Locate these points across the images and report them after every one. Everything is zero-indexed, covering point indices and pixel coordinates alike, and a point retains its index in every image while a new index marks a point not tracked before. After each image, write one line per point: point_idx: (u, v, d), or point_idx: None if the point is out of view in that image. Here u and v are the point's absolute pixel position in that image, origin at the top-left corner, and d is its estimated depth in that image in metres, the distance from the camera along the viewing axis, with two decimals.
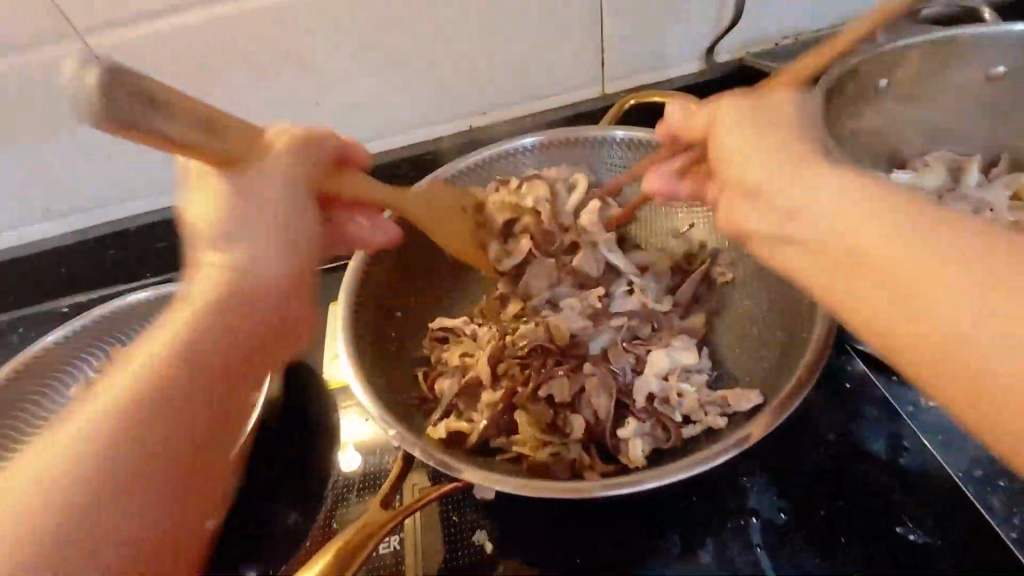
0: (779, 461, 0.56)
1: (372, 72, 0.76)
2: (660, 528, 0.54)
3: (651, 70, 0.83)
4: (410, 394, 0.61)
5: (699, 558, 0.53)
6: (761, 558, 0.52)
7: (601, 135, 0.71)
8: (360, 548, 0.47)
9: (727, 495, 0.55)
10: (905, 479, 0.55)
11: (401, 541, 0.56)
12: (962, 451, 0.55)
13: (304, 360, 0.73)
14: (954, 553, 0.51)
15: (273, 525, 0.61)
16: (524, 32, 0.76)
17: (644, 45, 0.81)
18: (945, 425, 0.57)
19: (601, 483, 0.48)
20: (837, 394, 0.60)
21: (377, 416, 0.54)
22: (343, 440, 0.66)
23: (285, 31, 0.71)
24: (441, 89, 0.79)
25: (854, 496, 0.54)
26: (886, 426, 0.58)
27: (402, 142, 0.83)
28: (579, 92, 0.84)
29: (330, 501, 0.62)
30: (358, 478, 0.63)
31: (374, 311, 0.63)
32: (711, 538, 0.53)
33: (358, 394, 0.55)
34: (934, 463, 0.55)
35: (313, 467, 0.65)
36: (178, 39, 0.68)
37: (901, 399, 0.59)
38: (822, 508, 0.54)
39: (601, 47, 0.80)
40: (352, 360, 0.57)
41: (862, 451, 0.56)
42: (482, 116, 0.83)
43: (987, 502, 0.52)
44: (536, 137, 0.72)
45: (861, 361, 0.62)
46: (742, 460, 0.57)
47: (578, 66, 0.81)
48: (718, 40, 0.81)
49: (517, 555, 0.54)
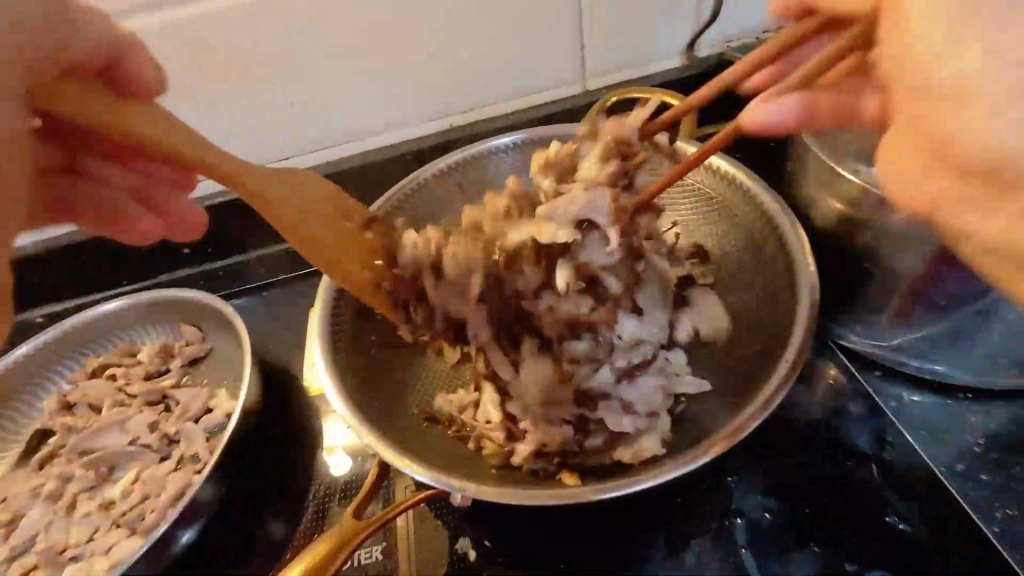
0: (764, 458, 0.56)
1: (346, 71, 0.74)
2: (646, 531, 0.54)
3: (631, 65, 0.82)
4: (389, 400, 0.60)
5: (684, 559, 0.52)
6: (746, 558, 0.52)
7: (580, 133, 0.71)
8: (333, 561, 0.46)
9: (712, 495, 0.55)
10: (888, 472, 0.55)
11: (383, 550, 0.55)
12: (946, 446, 0.55)
13: (286, 368, 0.72)
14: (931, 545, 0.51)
15: (255, 536, 0.60)
16: (502, 29, 0.75)
17: (625, 40, 0.80)
18: (927, 420, 0.57)
19: (583, 488, 0.47)
20: (822, 387, 0.60)
21: (355, 425, 0.52)
22: (326, 446, 0.65)
23: (250, 34, 0.69)
24: (419, 88, 0.78)
25: (834, 489, 0.54)
26: (870, 421, 0.58)
27: (381, 143, 0.82)
28: (562, 90, 0.83)
29: (312, 510, 0.61)
30: (341, 485, 0.62)
31: (351, 319, 0.62)
32: (698, 541, 0.53)
33: (334, 402, 0.54)
34: (917, 458, 0.55)
35: (294, 473, 0.64)
36: (151, 41, 0.67)
37: (883, 394, 0.59)
38: (806, 505, 0.54)
39: (580, 44, 0.79)
40: (331, 366, 0.56)
41: (845, 445, 0.56)
42: (461, 115, 0.81)
43: (970, 496, 0.52)
44: (516, 135, 0.71)
45: (844, 356, 0.62)
46: (728, 458, 0.56)
47: (557, 62, 0.80)
48: (698, 35, 0.80)
49: (497, 559, 0.53)
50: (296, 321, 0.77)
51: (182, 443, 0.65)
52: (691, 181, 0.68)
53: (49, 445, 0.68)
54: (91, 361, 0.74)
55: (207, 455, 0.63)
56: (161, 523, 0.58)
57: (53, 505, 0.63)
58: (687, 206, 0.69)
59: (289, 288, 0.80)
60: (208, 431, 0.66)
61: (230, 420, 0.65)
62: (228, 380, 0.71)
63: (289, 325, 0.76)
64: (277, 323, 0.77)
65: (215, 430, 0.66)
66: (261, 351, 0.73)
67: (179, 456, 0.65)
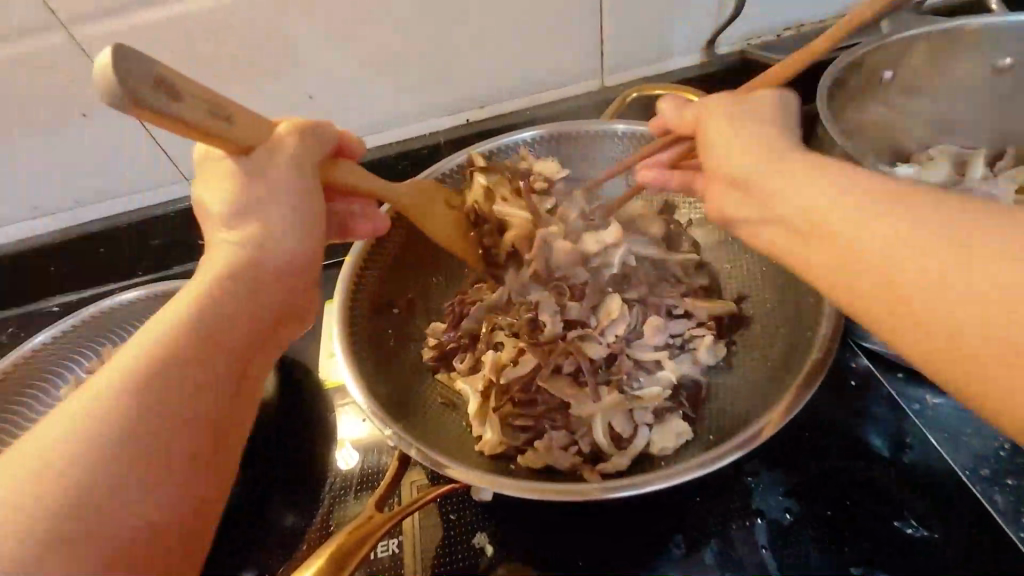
0: (785, 457, 0.56)
1: (364, 66, 0.74)
2: (664, 529, 0.53)
3: (649, 63, 0.82)
4: (408, 392, 0.60)
5: (702, 558, 0.52)
6: (766, 558, 0.51)
7: (601, 130, 0.70)
8: (354, 552, 0.46)
9: (731, 494, 0.54)
10: (910, 476, 0.54)
11: (399, 543, 0.55)
12: (968, 449, 0.54)
13: (300, 359, 0.72)
14: (957, 550, 0.50)
15: (270, 527, 0.60)
16: (521, 23, 0.74)
17: (643, 37, 0.79)
18: (951, 423, 0.56)
19: (603, 485, 0.47)
20: (842, 389, 0.60)
21: (373, 417, 0.52)
22: (341, 439, 0.65)
23: (268, 27, 0.69)
24: (435, 80, 0.77)
25: (854, 491, 0.54)
26: (891, 423, 0.57)
27: (397, 136, 0.82)
28: (580, 85, 0.82)
29: (326, 503, 0.61)
30: (356, 479, 0.62)
31: (369, 312, 0.62)
32: (717, 540, 0.53)
33: (354, 395, 0.54)
34: (939, 461, 0.54)
35: (310, 465, 0.64)
36: (171, 31, 0.67)
37: (906, 396, 0.58)
38: (825, 506, 0.53)
39: (598, 40, 0.78)
40: (350, 360, 0.56)
41: (866, 447, 0.56)
42: (477, 110, 0.81)
43: (993, 500, 0.52)
44: (535, 131, 0.71)
45: (865, 357, 0.61)
46: (748, 457, 0.56)
47: (575, 59, 0.79)
48: (718, 33, 0.79)
49: (512, 555, 0.53)
50: (311, 313, 0.77)
51: None
52: None
53: None
54: (107, 351, 0.74)
55: None
56: None
57: None
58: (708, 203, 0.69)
59: None
60: None
61: (245, 410, 0.65)
62: None
63: None
64: None
65: None
66: None
67: None
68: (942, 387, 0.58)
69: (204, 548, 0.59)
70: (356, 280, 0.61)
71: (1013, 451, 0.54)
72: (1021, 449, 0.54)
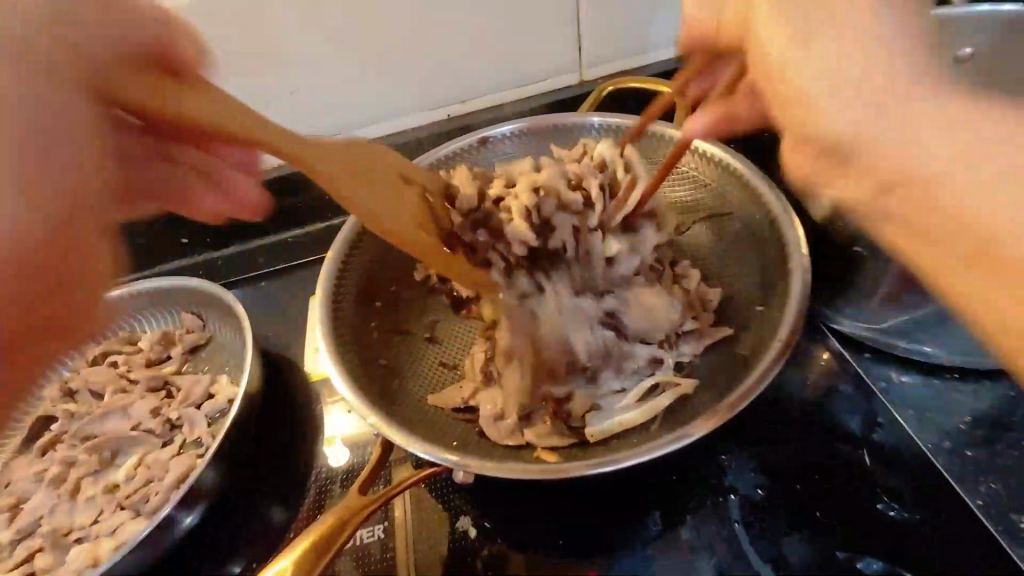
0: (756, 435, 0.58)
1: (346, 65, 0.75)
2: (642, 508, 0.55)
3: (627, 57, 0.83)
4: (395, 387, 0.60)
5: (678, 536, 0.53)
6: (739, 533, 0.53)
7: (579, 123, 0.72)
8: (338, 533, 0.47)
9: (706, 471, 0.56)
10: (877, 452, 0.56)
11: (385, 529, 0.56)
12: (932, 425, 0.56)
13: (285, 355, 0.73)
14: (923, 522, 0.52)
15: (255, 519, 0.61)
16: (500, 27, 0.76)
17: (621, 31, 0.80)
18: (916, 401, 0.58)
19: (582, 463, 0.48)
20: (814, 369, 0.62)
21: (357, 402, 0.53)
22: (328, 435, 0.66)
23: (249, 23, 0.69)
24: (420, 80, 0.78)
25: (824, 467, 0.55)
26: (861, 403, 0.59)
27: (382, 132, 0.82)
28: (559, 79, 0.83)
29: (314, 493, 0.62)
30: (342, 473, 0.63)
31: (355, 306, 0.62)
32: (692, 516, 0.54)
33: (336, 380, 0.55)
34: (905, 438, 0.56)
35: (296, 458, 0.65)
36: None
37: (873, 374, 0.61)
38: (795, 482, 0.55)
39: (575, 35, 0.79)
40: (334, 350, 0.57)
41: (837, 426, 0.58)
42: (457, 106, 0.82)
43: (956, 473, 0.53)
44: (515, 125, 0.72)
45: (835, 339, 0.63)
46: (723, 437, 0.58)
47: (554, 54, 0.80)
48: None
49: (495, 538, 0.54)
50: (297, 309, 0.77)
51: (184, 429, 0.66)
52: (685, 167, 0.69)
53: (51, 431, 0.68)
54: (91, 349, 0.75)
55: (209, 440, 0.64)
56: (164, 506, 0.59)
57: (54, 490, 0.63)
58: (682, 193, 0.70)
59: (288, 277, 0.81)
60: (210, 416, 0.67)
61: (231, 406, 0.65)
62: (229, 366, 0.72)
63: (293, 314, 0.77)
64: (279, 312, 0.77)
65: (217, 416, 0.67)
66: (260, 340, 0.74)
67: (182, 441, 0.65)
68: (909, 367, 0.60)
69: (186, 542, 0.60)
70: (336, 281, 0.61)
71: (973, 426, 0.56)
72: (981, 424, 0.56)
